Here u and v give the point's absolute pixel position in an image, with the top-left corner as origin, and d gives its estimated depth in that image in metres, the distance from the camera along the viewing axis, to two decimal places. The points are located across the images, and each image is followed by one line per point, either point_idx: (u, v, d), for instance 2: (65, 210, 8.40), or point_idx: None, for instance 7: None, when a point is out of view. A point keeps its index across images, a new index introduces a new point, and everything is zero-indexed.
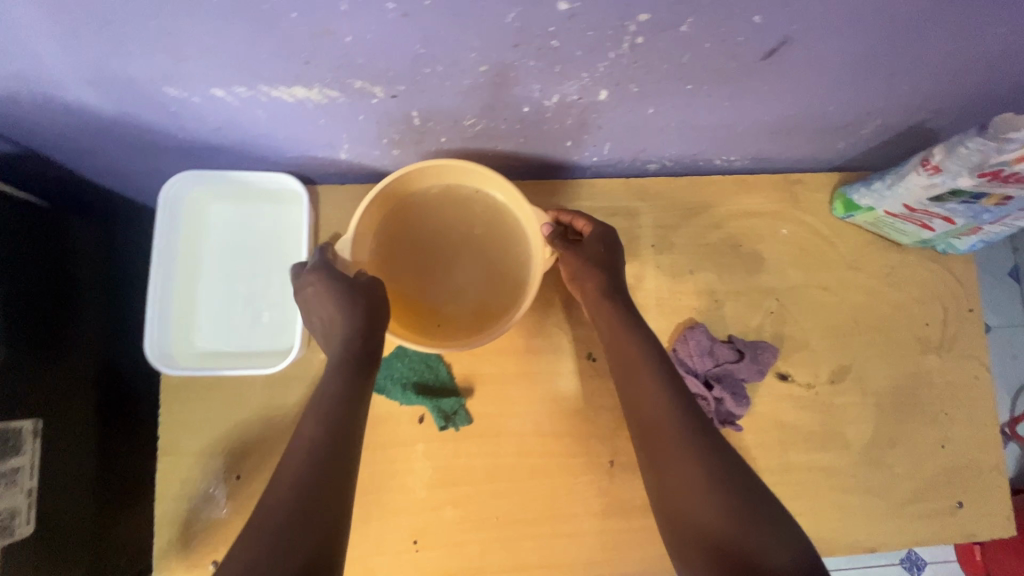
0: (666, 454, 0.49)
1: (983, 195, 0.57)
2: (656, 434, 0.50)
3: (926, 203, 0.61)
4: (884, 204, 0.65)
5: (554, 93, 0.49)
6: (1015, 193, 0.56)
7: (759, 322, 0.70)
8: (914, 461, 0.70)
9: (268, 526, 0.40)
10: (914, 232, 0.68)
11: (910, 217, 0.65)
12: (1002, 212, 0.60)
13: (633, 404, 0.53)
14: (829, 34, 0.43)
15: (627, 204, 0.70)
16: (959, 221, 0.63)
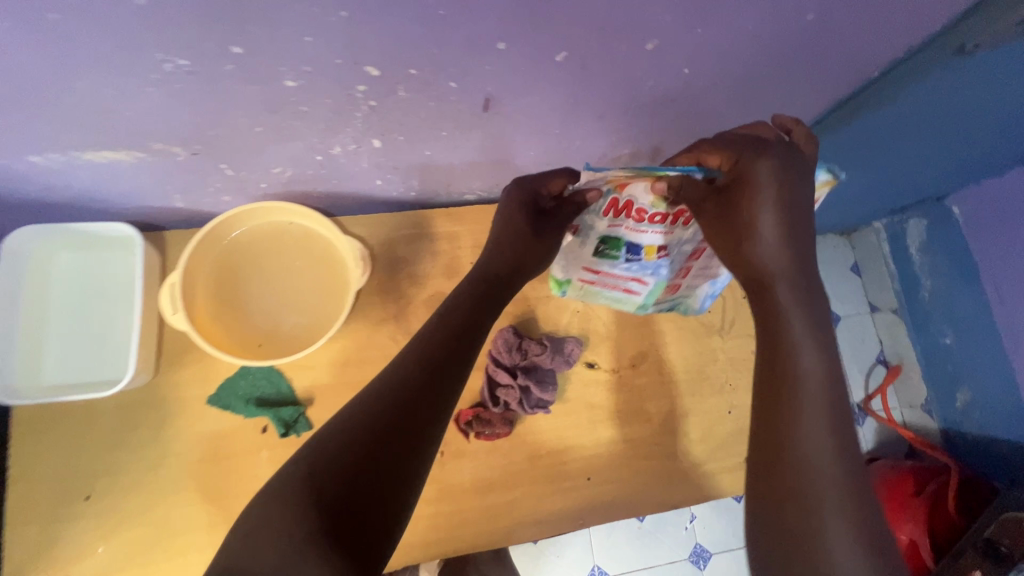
0: (795, 488, 0.44)
1: (636, 245, 0.65)
2: (802, 457, 0.45)
3: (604, 262, 0.70)
4: (577, 268, 0.74)
5: (334, 143, 0.61)
6: (665, 241, 0.64)
7: (568, 320, 0.82)
8: (706, 426, 0.83)
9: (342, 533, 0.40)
10: (624, 298, 0.79)
11: (605, 280, 0.75)
12: (682, 257, 0.68)
13: (769, 421, 0.48)
14: (525, 92, 0.56)
15: (449, 229, 0.82)
16: (649, 280, 0.72)
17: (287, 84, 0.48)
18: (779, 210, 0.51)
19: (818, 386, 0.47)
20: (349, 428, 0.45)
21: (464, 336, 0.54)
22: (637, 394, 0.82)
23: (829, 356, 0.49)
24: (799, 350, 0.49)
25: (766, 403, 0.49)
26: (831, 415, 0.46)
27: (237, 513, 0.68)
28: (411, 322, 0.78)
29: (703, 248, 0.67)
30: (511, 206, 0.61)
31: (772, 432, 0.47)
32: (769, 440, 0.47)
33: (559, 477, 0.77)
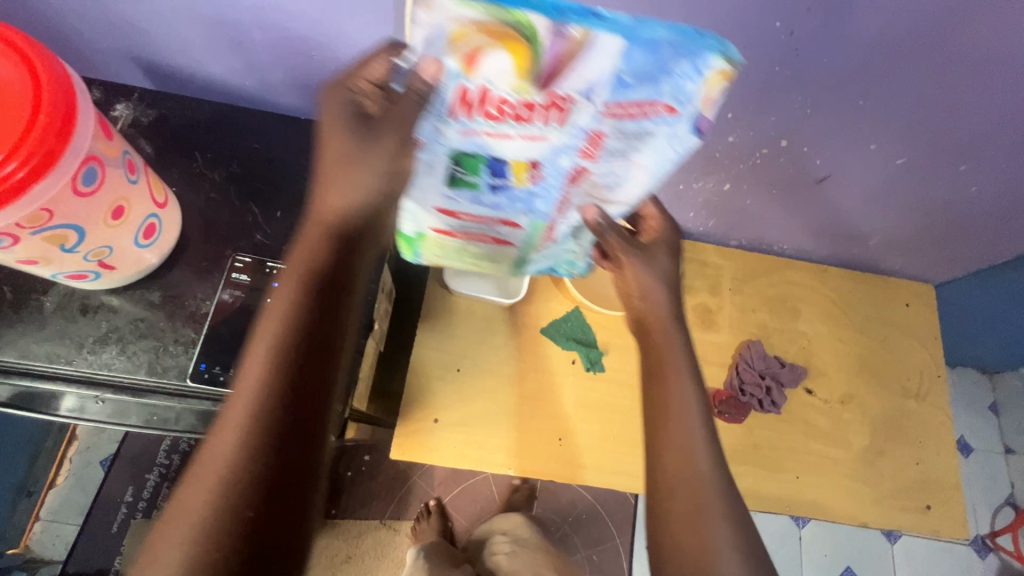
0: (684, 444, 0.62)
1: (499, 163, 0.59)
2: (676, 424, 0.63)
3: (462, 192, 0.66)
4: (434, 217, 0.73)
5: (700, 181, 0.91)
6: (531, 155, 0.57)
7: (794, 352, 1.05)
8: (897, 469, 1.00)
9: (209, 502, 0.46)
10: (528, 237, 0.77)
11: (465, 217, 0.72)
12: (559, 181, 0.62)
13: (661, 457, 0.63)
14: (854, 177, 0.84)
15: (716, 260, 1.09)
16: (523, 219, 0.72)
17: (728, 139, 0.79)
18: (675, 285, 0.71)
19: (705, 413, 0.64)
20: (294, 360, 0.49)
21: (344, 288, 0.52)
22: (843, 424, 1.01)
23: (680, 372, 0.66)
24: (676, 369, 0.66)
25: (674, 376, 0.66)
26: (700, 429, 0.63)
27: (549, 414, 0.93)
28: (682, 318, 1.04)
29: (587, 166, 0.60)
30: (331, 136, 0.49)
31: (671, 405, 0.64)
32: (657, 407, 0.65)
33: (775, 468, 0.97)
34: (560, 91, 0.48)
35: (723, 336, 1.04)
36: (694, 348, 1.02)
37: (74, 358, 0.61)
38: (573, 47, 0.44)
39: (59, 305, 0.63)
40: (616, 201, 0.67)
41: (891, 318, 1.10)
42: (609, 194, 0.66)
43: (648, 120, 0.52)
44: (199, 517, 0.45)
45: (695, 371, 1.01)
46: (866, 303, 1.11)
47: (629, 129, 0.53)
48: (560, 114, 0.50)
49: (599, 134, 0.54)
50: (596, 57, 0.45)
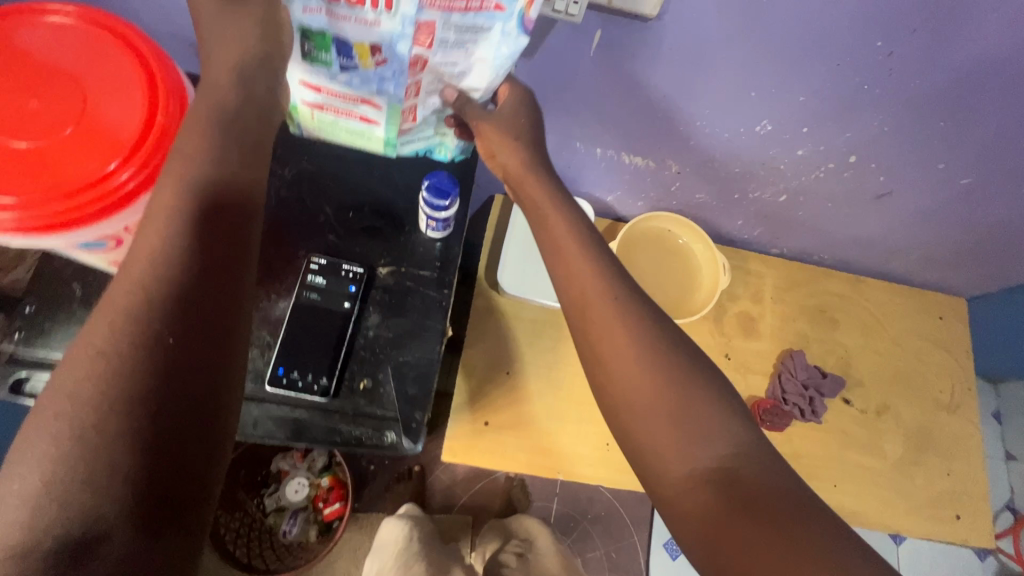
0: (610, 356, 0.59)
1: (345, 45, 0.52)
2: (605, 336, 0.59)
3: (318, 73, 0.56)
4: (298, 90, 0.59)
5: (758, 190, 0.91)
6: (375, 40, 0.51)
7: (833, 362, 1.07)
8: (929, 478, 1.02)
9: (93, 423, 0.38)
10: (369, 132, 0.66)
11: (329, 100, 0.60)
12: (403, 70, 0.54)
13: (639, 445, 0.57)
14: (914, 195, 0.85)
15: (759, 268, 1.10)
16: (380, 102, 0.60)
17: (798, 153, 0.78)
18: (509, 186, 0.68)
19: (598, 292, 0.60)
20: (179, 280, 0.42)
21: (243, 206, 0.46)
22: (878, 434, 1.03)
23: (609, 285, 0.61)
24: (586, 270, 0.61)
25: (585, 279, 0.61)
26: (633, 335, 0.59)
27: (598, 418, 0.94)
28: (725, 325, 1.05)
29: (426, 56, 0.53)
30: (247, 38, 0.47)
31: (608, 318, 0.59)
32: (587, 321, 0.60)
33: (814, 476, 0.99)
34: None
35: (765, 344, 1.05)
36: (737, 356, 1.03)
37: None
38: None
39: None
40: (469, 81, 0.58)
41: (924, 330, 1.12)
42: (462, 80, 0.59)
43: (476, 16, 0.48)
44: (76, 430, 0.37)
45: (738, 378, 1.02)
46: (902, 314, 1.12)
47: (475, 23, 0.49)
48: None
49: (434, 23, 0.49)
50: None
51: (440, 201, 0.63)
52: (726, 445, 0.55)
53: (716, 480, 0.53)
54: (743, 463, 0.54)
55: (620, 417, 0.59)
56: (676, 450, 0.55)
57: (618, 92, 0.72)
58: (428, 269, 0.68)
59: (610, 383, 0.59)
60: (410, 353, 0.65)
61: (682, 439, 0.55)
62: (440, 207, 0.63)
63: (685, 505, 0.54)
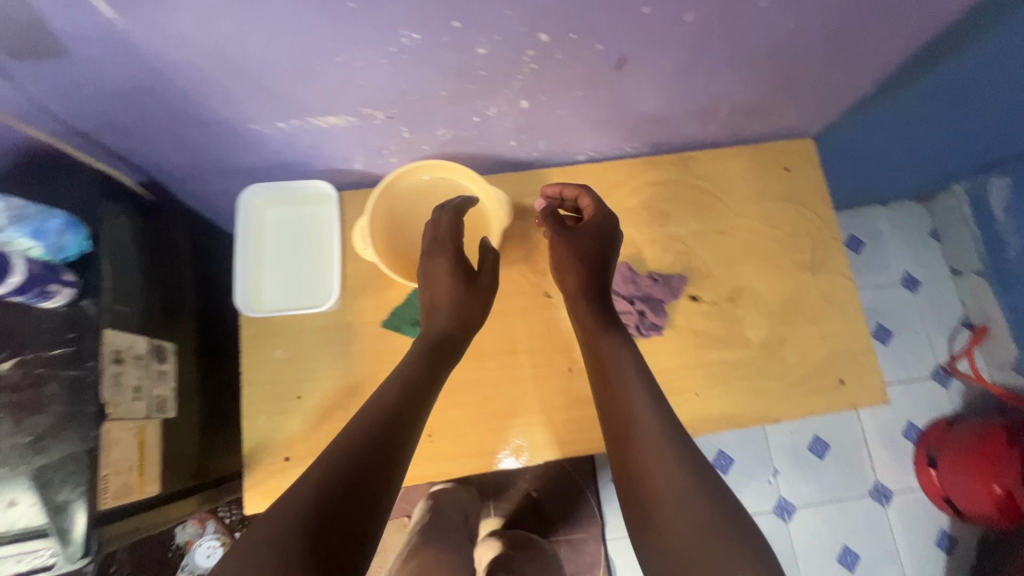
0: (669, 444, 0.62)
1: None
2: (635, 437, 0.64)
3: None
4: None
5: (492, 106, 0.76)
6: None
7: (671, 260, 0.94)
8: (802, 351, 0.92)
9: (295, 497, 0.51)
10: None
11: None
12: None
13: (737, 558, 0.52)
14: (655, 52, 0.70)
15: (566, 185, 0.96)
16: None
17: (480, 52, 0.63)
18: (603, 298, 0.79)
19: (637, 413, 0.66)
20: (374, 422, 0.61)
21: (434, 367, 0.71)
22: (736, 323, 0.92)
23: (653, 396, 0.68)
24: (625, 404, 0.67)
25: (634, 417, 0.65)
26: (665, 446, 0.61)
27: None
28: (537, 261, 0.93)
29: None
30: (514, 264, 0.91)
31: (643, 416, 0.65)
32: (615, 429, 0.67)
33: (672, 392, 0.89)
34: None
35: None
36: (558, 291, 0.92)
37: None
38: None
39: None
40: None
41: (770, 188, 0.99)
42: None
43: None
44: (297, 492, 0.52)
45: (564, 315, 0.91)
46: (740, 181, 0.98)
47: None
48: None
49: None
50: None
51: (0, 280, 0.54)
52: None
53: None
54: None
55: (635, 505, 0.60)
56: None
57: (213, 59, 0.58)
58: (58, 346, 0.58)
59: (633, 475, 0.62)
60: (52, 454, 0.54)
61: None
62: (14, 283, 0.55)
63: None
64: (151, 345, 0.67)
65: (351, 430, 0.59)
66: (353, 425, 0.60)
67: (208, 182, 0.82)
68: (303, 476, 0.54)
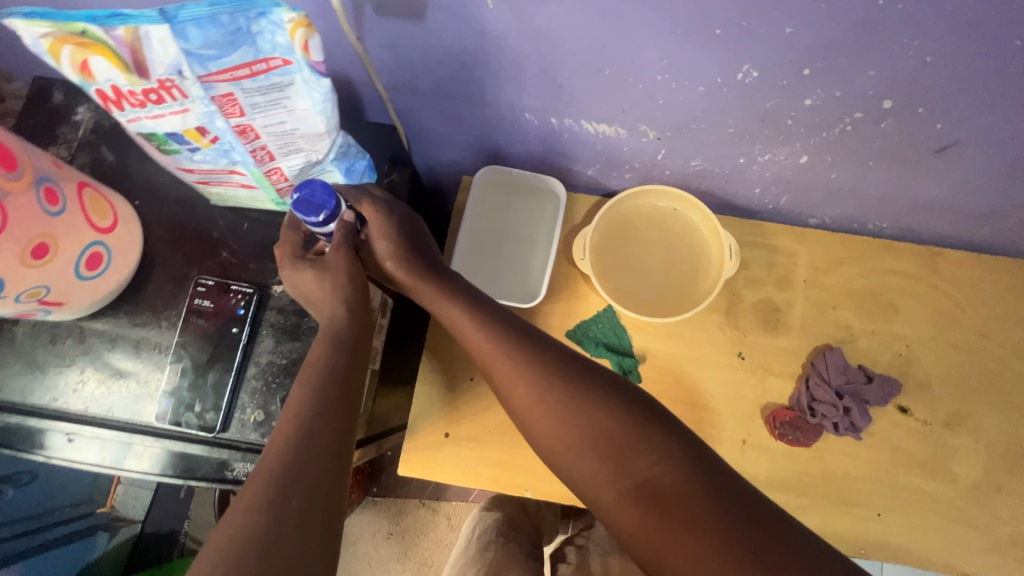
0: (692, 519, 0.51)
1: (175, 135, 0.52)
2: (644, 497, 0.54)
3: (180, 158, 0.56)
4: (178, 170, 0.59)
5: (769, 152, 0.70)
6: (193, 125, 0.50)
7: (887, 360, 0.85)
8: (1018, 509, 0.80)
9: (243, 526, 0.43)
10: (257, 194, 0.63)
11: (213, 178, 0.60)
12: (236, 141, 0.53)
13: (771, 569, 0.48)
14: (994, 144, 0.61)
15: (789, 246, 0.89)
16: (239, 168, 0.58)
17: (804, 103, 0.58)
18: (491, 314, 0.64)
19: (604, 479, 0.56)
20: (284, 400, 0.53)
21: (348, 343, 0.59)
22: (946, 452, 0.81)
23: (667, 458, 0.55)
24: (587, 460, 0.57)
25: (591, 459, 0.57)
26: (650, 460, 0.55)
27: None
28: (738, 317, 0.87)
29: (250, 124, 0.51)
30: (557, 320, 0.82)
31: (654, 481, 0.54)
32: (577, 477, 0.58)
33: (851, 502, 0.81)
34: (161, 77, 0.44)
35: (792, 339, 0.86)
36: (753, 355, 0.85)
37: (63, 397, 0.62)
38: (134, 44, 0.41)
39: (33, 331, 0.63)
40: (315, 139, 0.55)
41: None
42: (308, 138, 0.54)
43: (274, 75, 0.46)
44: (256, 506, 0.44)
45: (753, 383, 0.84)
46: (994, 296, 0.86)
47: (278, 81, 0.47)
48: (177, 94, 0.46)
49: (228, 96, 0.47)
50: (263, 36, 0.43)
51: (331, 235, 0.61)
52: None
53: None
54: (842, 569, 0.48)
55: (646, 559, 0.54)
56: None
57: (542, 52, 0.57)
58: None
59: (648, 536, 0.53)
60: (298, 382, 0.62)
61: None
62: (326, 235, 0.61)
63: None
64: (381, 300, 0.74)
65: (294, 429, 0.50)
66: (290, 425, 0.51)
67: (450, 151, 0.84)
68: (260, 474, 0.47)
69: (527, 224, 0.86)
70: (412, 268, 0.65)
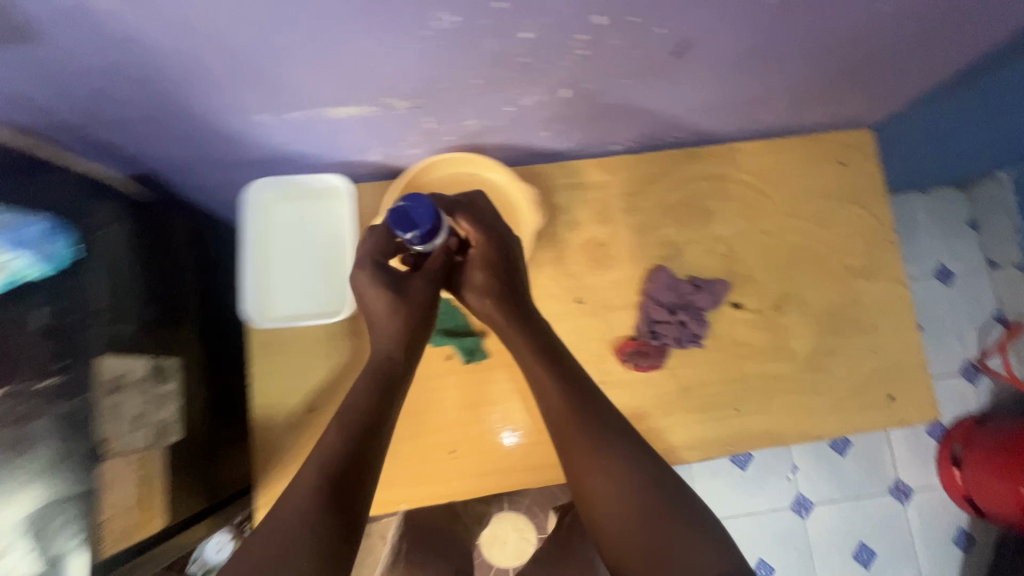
0: (674, 560, 0.50)
1: None
2: (625, 523, 0.53)
3: None
4: None
5: (529, 94, 0.67)
6: None
7: (713, 264, 0.87)
8: (851, 363, 0.86)
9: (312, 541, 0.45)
10: None
11: None
12: None
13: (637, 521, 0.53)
14: (719, 36, 0.61)
15: (600, 179, 0.88)
16: None
17: (521, 37, 0.55)
18: (547, 345, 0.65)
19: (608, 492, 0.55)
20: (346, 450, 0.52)
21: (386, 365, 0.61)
22: (781, 332, 0.86)
23: (656, 485, 0.55)
24: (587, 465, 0.57)
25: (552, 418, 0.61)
26: (585, 426, 0.59)
27: (433, 428, 0.79)
28: (569, 263, 0.85)
29: None
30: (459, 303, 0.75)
31: (610, 492, 0.55)
32: (574, 471, 0.58)
33: (711, 407, 0.84)
34: None
35: (623, 270, 0.86)
36: (591, 296, 0.85)
37: None
38: None
39: None
40: None
41: (823, 184, 0.90)
42: None
43: None
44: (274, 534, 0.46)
45: (597, 323, 0.84)
46: (791, 175, 0.90)
47: None
48: None
49: None
50: None
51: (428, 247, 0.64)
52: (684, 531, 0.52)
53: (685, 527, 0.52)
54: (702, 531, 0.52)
55: (610, 559, 0.54)
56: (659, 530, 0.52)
57: (208, 41, 0.50)
58: (47, 376, 0.54)
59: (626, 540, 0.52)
60: (44, 495, 0.52)
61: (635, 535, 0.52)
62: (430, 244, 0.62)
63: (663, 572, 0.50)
64: (149, 366, 0.62)
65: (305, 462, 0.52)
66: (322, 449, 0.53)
67: (210, 175, 0.75)
68: (268, 519, 0.48)
69: (322, 231, 0.79)
70: (437, 279, 0.64)
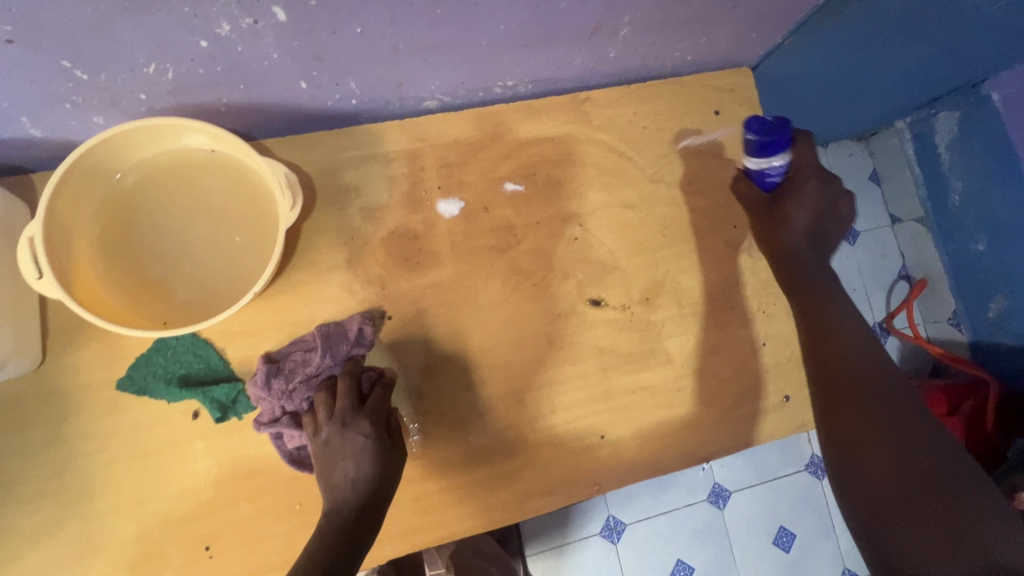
0: (954, 515, 0.45)
1: None
2: (861, 382, 0.53)
3: None
4: None
5: (219, 18, 0.43)
6: None
7: (564, 250, 0.67)
8: (737, 361, 0.69)
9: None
10: None
11: None
12: None
13: (853, 417, 0.52)
14: None
15: (407, 147, 0.65)
16: None
17: None
18: (829, 209, 0.64)
19: (852, 345, 0.55)
20: (340, 523, 0.50)
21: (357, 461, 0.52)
22: (652, 332, 0.68)
23: (874, 345, 0.56)
24: (833, 315, 0.58)
25: (851, 331, 0.56)
26: (866, 342, 0.55)
27: (174, 518, 0.55)
28: (368, 266, 0.63)
29: None
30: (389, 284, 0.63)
31: (849, 376, 0.54)
32: (815, 305, 0.59)
33: (569, 437, 0.64)
34: None
35: (444, 268, 0.64)
36: (402, 309, 0.63)
37: None
38: None
39: None
40: None
41: (695, 141, 0.72)
42: None
43: None
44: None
45: (412, 344, 0.62)
46: (657, 132, 0.71)
47: None
48: None
49: None
50: None
51: (772, 184, 0.65)
52: (883, 437, 0.50)
53: (873, 412, 0.51)
54: (921, 446, 0.48)
55: (827, 423, 0.54)
56: (864, 439, 0.50)
57: None
58: None
59: (839, 429, 0.52)
60: None
61: (875, 433, 0.50)
62: (761, 162, 0.63)
63: (877, 477, 0.48)
64: None
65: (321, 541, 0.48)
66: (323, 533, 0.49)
67: None
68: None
69: None
70: (361, 416, 0.53)
